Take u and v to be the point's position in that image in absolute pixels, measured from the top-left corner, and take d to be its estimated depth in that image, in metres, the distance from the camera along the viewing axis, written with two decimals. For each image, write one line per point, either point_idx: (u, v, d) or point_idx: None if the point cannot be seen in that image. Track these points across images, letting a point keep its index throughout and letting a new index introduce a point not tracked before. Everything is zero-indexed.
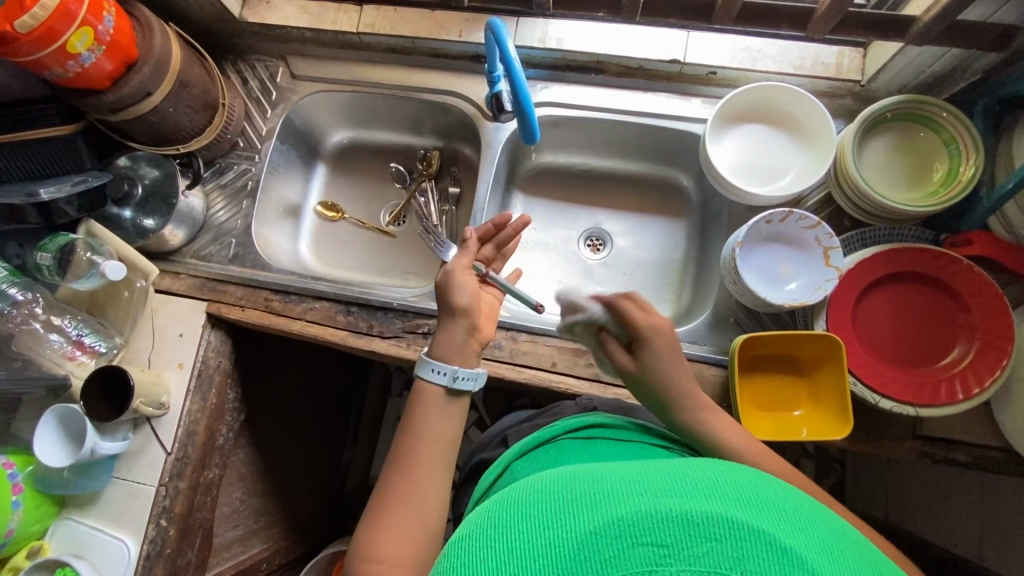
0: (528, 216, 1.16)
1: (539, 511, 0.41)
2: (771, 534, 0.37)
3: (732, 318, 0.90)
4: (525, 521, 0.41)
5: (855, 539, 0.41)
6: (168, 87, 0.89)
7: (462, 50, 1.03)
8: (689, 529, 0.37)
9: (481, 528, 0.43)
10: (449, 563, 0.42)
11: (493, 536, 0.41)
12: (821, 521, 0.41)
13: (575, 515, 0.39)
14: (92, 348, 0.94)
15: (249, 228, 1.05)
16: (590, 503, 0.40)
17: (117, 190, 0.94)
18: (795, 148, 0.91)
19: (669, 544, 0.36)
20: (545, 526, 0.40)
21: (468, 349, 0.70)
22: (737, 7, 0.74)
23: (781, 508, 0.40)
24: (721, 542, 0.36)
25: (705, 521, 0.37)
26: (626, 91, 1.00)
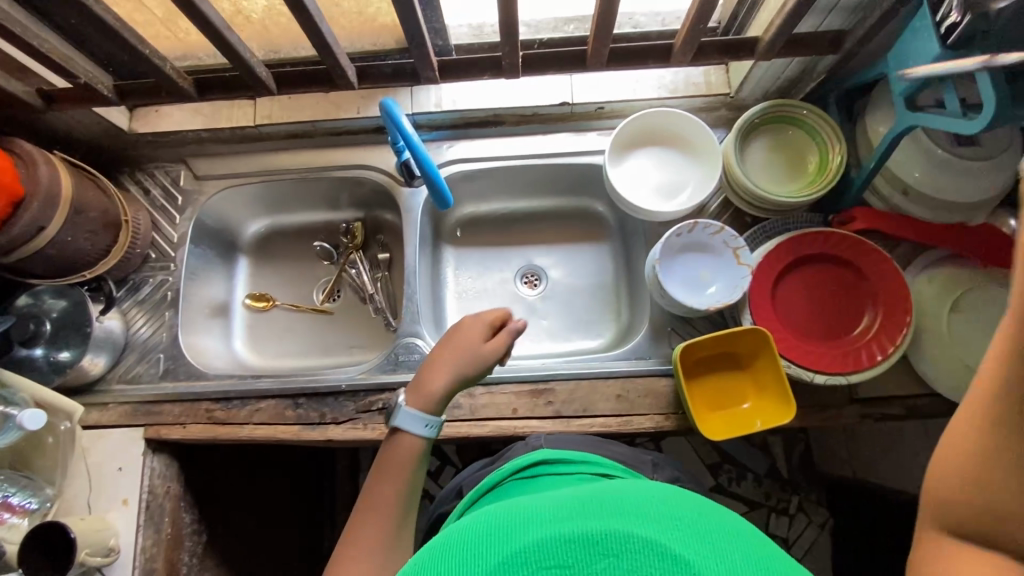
0: (462, 266, 1.19)
1: (452, 547, 0.42)
2: (663, 541, 0.39)
3: (669, 327, 0.95)
4: (437, 558, 0.42)
5: (752, 533, 0.43)
6: (63, 216, 0.85)
7: (363, 125, 1.06)
8: (588, 548, 0.38)
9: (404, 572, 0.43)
10: None
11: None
12: (715, 518, 0.42)
13: (482, 549, 0.41)
14: (23, 507, 0.87)
15: (175, 339, 1.01)
16: (498, 535, 0.41)
17: (22, 332, 0.89)
18: (686, 161, 0.98)
19: (570, 564, 0.38)
20: (456, 561, 0.40)
21: (440, 397, 0.77)
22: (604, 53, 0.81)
23: (678, 513, 0.42)
24: (618, 557, 0.38)
25: (604, 537, 0.39)
26: (527, 137, 1.05)
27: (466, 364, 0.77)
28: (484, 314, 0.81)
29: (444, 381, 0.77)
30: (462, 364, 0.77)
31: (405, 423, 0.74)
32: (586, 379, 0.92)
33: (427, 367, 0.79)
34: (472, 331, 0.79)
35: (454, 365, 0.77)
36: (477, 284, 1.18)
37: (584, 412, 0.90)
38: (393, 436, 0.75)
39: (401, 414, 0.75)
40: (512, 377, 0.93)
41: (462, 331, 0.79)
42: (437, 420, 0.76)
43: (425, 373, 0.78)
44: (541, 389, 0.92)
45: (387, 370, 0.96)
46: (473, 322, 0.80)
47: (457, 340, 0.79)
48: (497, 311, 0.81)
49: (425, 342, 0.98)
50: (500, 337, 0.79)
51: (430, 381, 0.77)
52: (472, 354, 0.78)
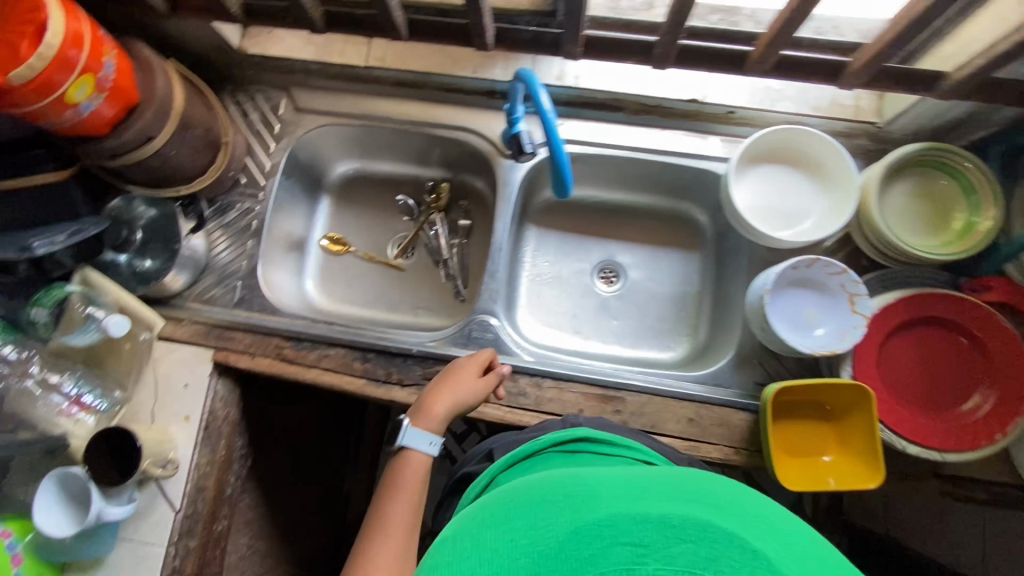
0: (541, 248, 1.16)
1: (520, 513, 0.44)
2: (735, 534, 0.38)
3: (757, 359, 0.92)
4: (509, 522, 0.44)
5: (831, 551, 0.41)
6: (172, 129, 0.84)
7: (477, 86, 1.01)
8: (664, 531, 0.38)
9: (467, 531, 0.46)
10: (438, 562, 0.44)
11: (480, 535, 0.44)
12: (788, 522, 0.42)
13: (554, 515, 0.42)
14: (92, 406, 0.89)
15: (254, 269, 1.01)
16: (569, 505, 0.42)
17: (116, 237, 0.91)
18: (812, 188, 0.91)
19: (647, 544, 0.37)
20: (526, 525, 0.42)
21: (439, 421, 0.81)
22: (768, 60, 0.77)
23: (753, 516, 0.41)
24: (697, 544, 0.37)
25: (681, 523, 0.38)
26: (644, 129, 0.99)
27: (464, 394, 0.82)
28: (476, 354, 0.87)
29: (443, 408, 0.81)
30: (459, 396, 0.82)
31: (414, 440, 0.78)
32: (661, 395, 0.89)
33: (426, 396, 0.83)
34: (466, 366, 0.86)
35: (454, 394, 0.82)
36: (553, 269, 1.15)
37: (651, 428, 0.88)
38: (402, 455, 0.78)
39: (409, 432, 0.78)
40: (584, 377, 0.90)
41: (457, 366, 0.85)
42: (440, 439, 0.80)
43: (426, 397, 0.82)
44: (612, 395, 0.89)
45: (459, 344, 0.94)
46: (468, 359, 0.86)
47: (451, 374, 0.84)
48: (486, 354, 0.87)
49: (500, 323, 0.96)
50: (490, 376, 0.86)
51: (432, 408, 0.81)
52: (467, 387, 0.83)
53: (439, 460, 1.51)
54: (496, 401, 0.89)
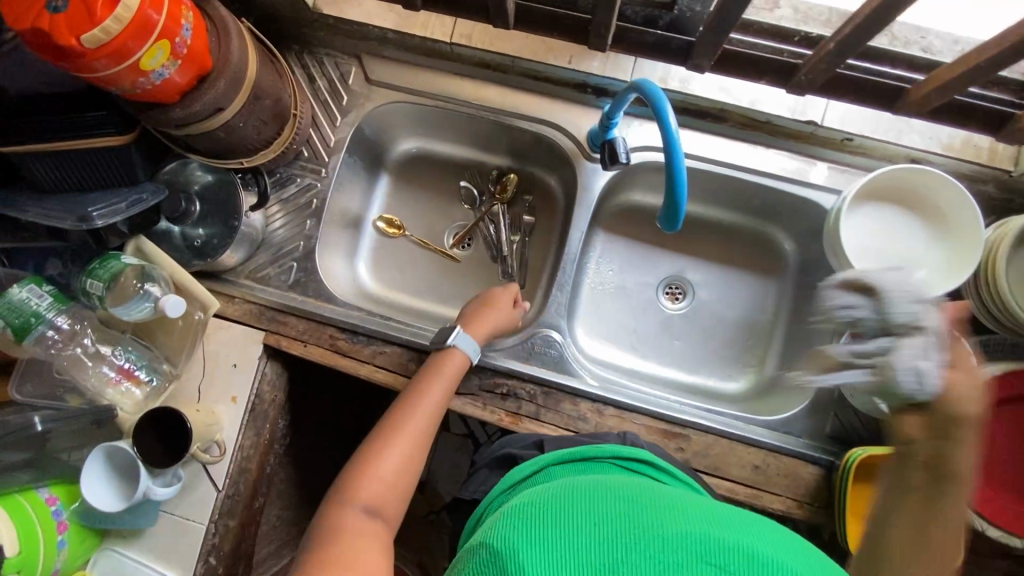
0: (607, 255, 1.09)
1: (607, 504, 0.49)
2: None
3: (833, 410, 0.87)
4: (596, 504, 0.49)
5: None
6: (242, 100, 0.77)
7: (568, 77, 0.92)
8: (748, 561, 0.42)
9: (550, 501, 0.51)
10: (518, 521, 0.48)
11: (568, 512, 0.48)
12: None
13: (642, 517, 0.47)
14: (139, 378, 0.86)
15: (310, 252, 0.96)
16: (656, 512, 0.48)
17: (174, 208, 0.83)
18: (925, 236, 0.83)
19: (728, 566, 0.42)
20: (613, 519, 0.47)
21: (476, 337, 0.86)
22: (931, 103, 0.76)
23: (813, 560, 0.46)
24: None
25: (764, 559, 0.43)
26: (748, 146, 0.90)
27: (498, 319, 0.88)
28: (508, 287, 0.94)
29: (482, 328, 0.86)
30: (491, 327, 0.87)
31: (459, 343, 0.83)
32: (727, 437, 0.85)
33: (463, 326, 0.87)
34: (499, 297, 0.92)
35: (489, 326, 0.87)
36: (616, 279, 1.09)
37: (714, 470, 0.84)
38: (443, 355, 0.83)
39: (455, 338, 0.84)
40: (648, 409, 0.86)
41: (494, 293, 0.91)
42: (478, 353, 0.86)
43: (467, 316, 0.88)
44: (676, 431, 0.85)
45: (520, 358, 0.90)
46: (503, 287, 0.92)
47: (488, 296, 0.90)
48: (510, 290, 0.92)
49: (564, 339, 0.91)
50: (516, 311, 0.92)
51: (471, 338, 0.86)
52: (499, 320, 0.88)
53: None
54: (555, 423, 0.86)
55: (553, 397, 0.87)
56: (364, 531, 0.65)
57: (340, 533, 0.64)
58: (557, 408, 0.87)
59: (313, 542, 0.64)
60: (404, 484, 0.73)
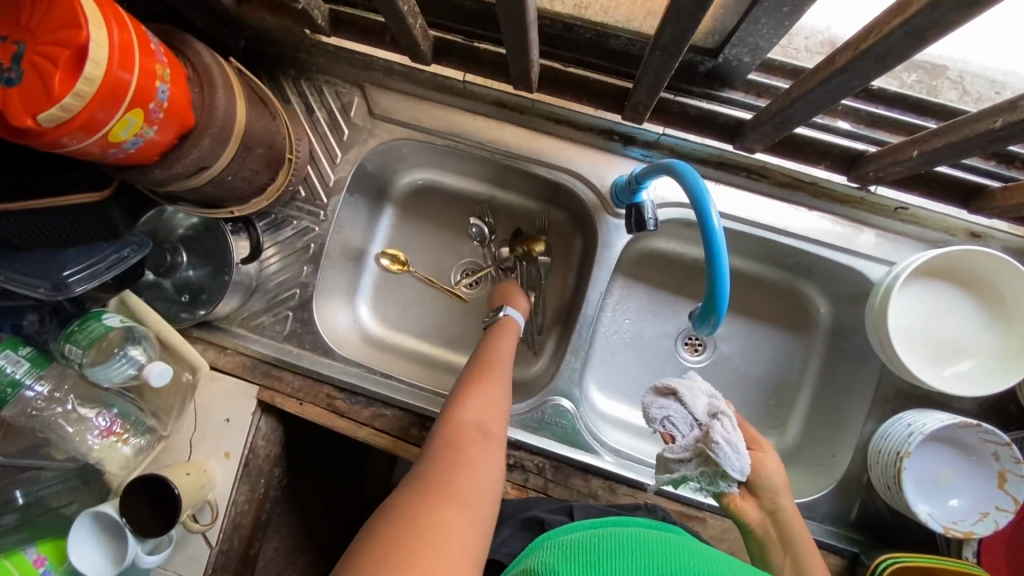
0: (624, 303, 1.02)
1: (647, 552, 0.48)
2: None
3: (859, 494, 0.82)
4: (639, 552, 0.48)
5: None
6: (231, 154, 0.69)
7: (592, 123, 0.82)
8: None
9: (592, 541, 0.50)
10: (559, 554, 0.49)
11: (611, 556, 0.47)
12: None
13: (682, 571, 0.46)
14: (127, 435, 0.82)
15: (308, 301, 0.90)
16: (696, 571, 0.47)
17: (159, 262, 0.78)
18: (979, 323, 0.76)
19: None
20: (654, 566, 0.46)
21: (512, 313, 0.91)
22: None
23: None
24: None
25: None
26: (788, 207, 0.82)
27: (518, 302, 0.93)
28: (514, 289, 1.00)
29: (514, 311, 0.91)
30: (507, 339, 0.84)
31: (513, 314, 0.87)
32: None
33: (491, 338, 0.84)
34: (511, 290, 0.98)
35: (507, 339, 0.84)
36: (633, 329, 1.02)
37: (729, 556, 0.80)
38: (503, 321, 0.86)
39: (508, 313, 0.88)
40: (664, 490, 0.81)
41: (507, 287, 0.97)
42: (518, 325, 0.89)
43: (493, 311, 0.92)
44: (691, 513, 0.81)
45: (528, 427, 0.84)
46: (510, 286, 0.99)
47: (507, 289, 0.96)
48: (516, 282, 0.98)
49: (575, 409, 0.85)
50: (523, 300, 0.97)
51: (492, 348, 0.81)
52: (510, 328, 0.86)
53: None
54: (563, 498, 0.81)
55: (562, 471, 0.82)
56: (477, 441, 0.66)
57: (456, 442, 0.64)
58: (566, 482, 0.82)
59: (432, 452, 0.63)
60: (503, 405, 0.74)
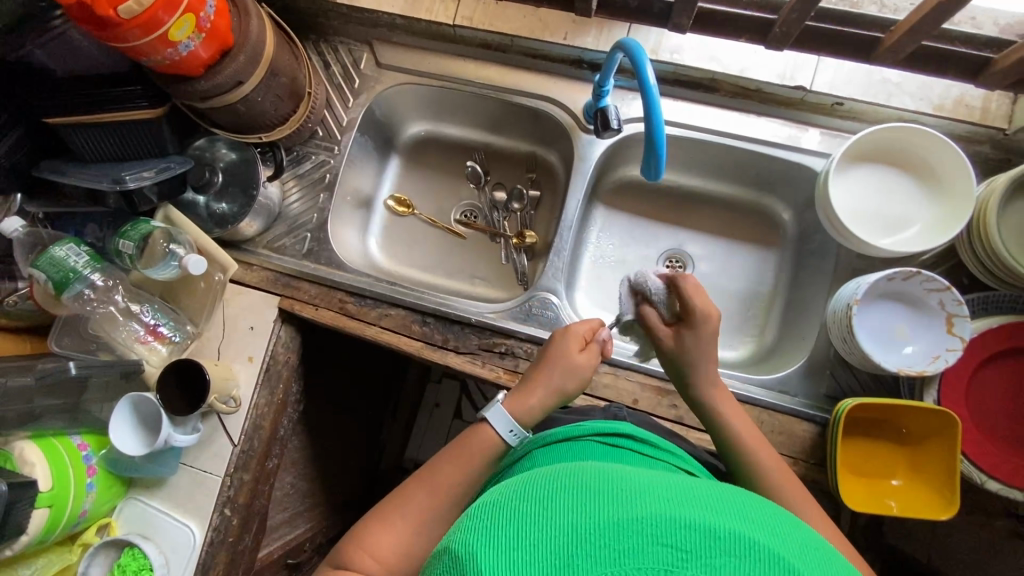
0: (607, 230, 1.12)
1: (555, 496, 0.40)
2: (789, 562, 0.35)
3: (829, 369, 0.87)
4: (549, 500, 0.39)
5: (838, 558, 0.39)
6: (260, 75, 0.84)
7: (564, 54, 0.96)
8: (711, 540, 0.35)
9: (504, 498, 0.41)
10: (466, 524, 0.40)
11: (517, 509, 0.39)
12: (826, 554, 0.38)
13: (597, 506, 0.38)
14: (164, 336, 0.94)
15: (323, 224, 1.02)
16: (616, 496, 0.38)
17: (199, 178, 0.92)
18: (919, 197, 0.84)
19: (688, 549, 0.35)
20: (566, 506, 0.38)
21: (542, 406, 0.73)
22: (916, 59, 0.75)
23: (792, 533, 0.38)
24: (738, 557, 0.34)
25: (725, 536, 0.35)
26: (739, 114, 0.93)
27: (568, 377, 0.75)
28: (577, 328, 0.80)
29: (550, 398, 0.74)
30: (557, 378, 0.75)
31: (495, 421, 0.70)
32: None
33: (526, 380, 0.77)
34: (567, 344, 0.78)
35: (549, 380, 0.74)
36: (617, 253, 1.11)
37: None
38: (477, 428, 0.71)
39: (495, 410, 0.70)
40: (643, 368, 0.88)
41: (565, 353, 0.77)
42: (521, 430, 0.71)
43: (534, 382, 0.75)
44: (669, 389, 0.87)
45: (517, 319, 0.94)
46: (570, 338, 0.78)
47: (554, 357, 0.77)
48: (575, 355, 0.77)
49: (560, 302, 0.95)
50: (592, 352, 0.78)
51: (527, 395, 0.73)
52: (564, 368, 0.75)
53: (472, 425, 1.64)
54: None
55: None
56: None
57: None
58: None
59: None
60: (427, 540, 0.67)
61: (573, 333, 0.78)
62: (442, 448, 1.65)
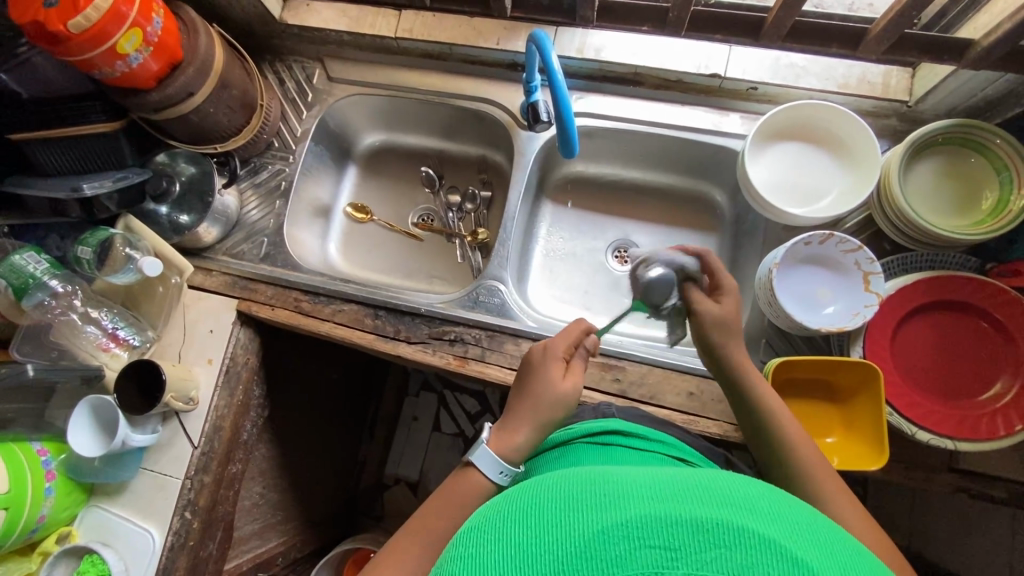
0: (557, 224, 1.15)
1: (539, 512, 0.39)
2: (783, 546, 0.34)
3: (764, 339, 0.88)
4: (533, 517, 0.39)
5: (839, 534, 0.38)
6: (210, 87, 0.91)
7: (499, 58, 1.03)
8: (698, 534, 0.34)
9: (490, 520, 0.41)
10: (453, 553, 0.40)
11: (503, 532, 0.39)
12: (828, 533, 0.37)
13: (581, 514, 0.37)
14: (126, 342, 0.96)
15: (280, 228, 1.07)
16: (599, 501, 0.37)
17: (157, 187, 0.96)
18: (833, 169, 0.89)
19: (677, 547, 0.34)
20: (550, 520, 0.38)
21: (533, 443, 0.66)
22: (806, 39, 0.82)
23: (788, 516, 0.37)
24: (730, 549, 0.33)
25: (714, 527, 0.34)
26: (663, 104, 0.99)
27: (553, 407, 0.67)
28: (556, 342, 0.71)
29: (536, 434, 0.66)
30: (545, 412, 0.66)
31: (481, 463, 0.64)
32: (661, 367, 0.89)
33: (508, 413, 0.68)
34: (549, 369, 0.69)
35: (536, 415, 0.66)
36: (568, 245, 1.14)
37: (650, 399, 0.87)
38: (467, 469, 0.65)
39: (479, 450, 0.64)
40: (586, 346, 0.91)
41: (548, 380, 0.68)
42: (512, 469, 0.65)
43: (516, 417, 0.67)
44: (612, 365, 0.89)
45: (465, 307, 0.97)
46: (551, 363, 0.69)
47: (535, 386, 0.68)
48: (561, 380, 0.68)
49: (507, 290, 0.99)
50: (574, 373, 0.70)
51: (514, 429, 0.66)
52: (548, 397, 0.67)
53: (449, 436, 1.64)
54: (499, 362, 0.91)
55: (497, 339, 0.94)
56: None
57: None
58: (501, 350, 0.93)
59: None
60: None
61: (554, 354, 0.70)
62: (421, 461, 1.63)
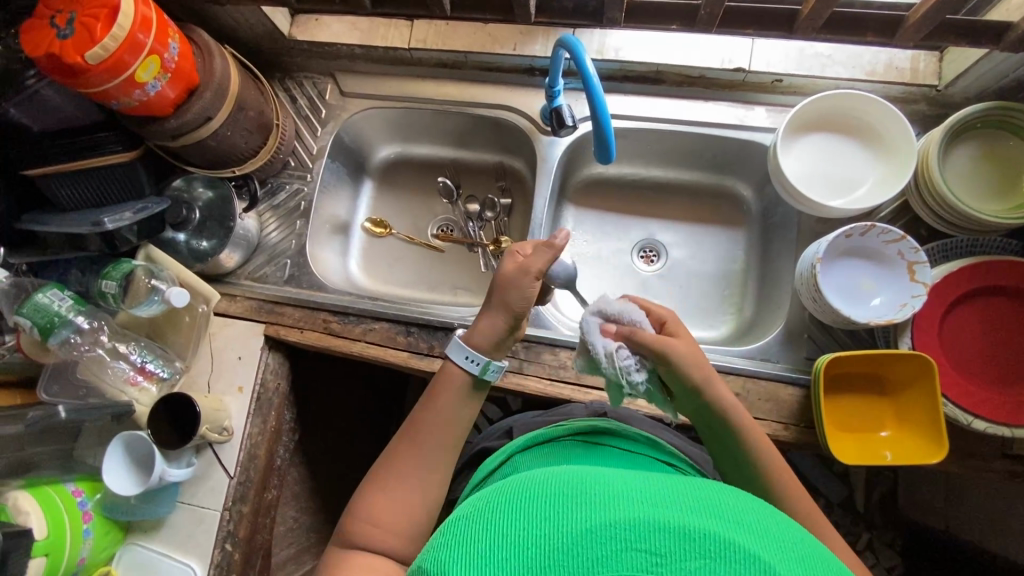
0: (580, 227, 1.14)
1: (529, 506, 0.39)
2: (768, 563, 0.34)
3: (806, 334, 0.87)
4: (524, 509, 0.39)
5: (822, 554, 0.38)
6: (227, 111, 0.89)
7: (515, 63, 1.02)
8: (685, 541, 0.34)
9: (481, 510, 0.41)
10: (443, 536, 0.41)
11: (495, 521, 0.39)
12: (815, 554, 0.37)
13: (570, 513, 0.37)
14: (155, 375, 0.94)
15: (302, 249, 1.05)
16: (590, 502, 0.38)
17: (176, 216, 0.95)
18: (866, 158, 0.88)
19: (663, 553, 0.34)
20: (539, 515, 0.38)
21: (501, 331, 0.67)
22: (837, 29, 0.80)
23: (775, 534, 0.37)
24: (713, 560, 0.34)
25: (702, 537, 0.35)
26: (686, 102, 0.97)
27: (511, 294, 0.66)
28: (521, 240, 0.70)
29: (501, 320, 0.67)
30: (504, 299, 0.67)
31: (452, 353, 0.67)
32: None
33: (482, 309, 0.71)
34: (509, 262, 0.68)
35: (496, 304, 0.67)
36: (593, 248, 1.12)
37: None
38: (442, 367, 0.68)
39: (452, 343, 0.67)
40: None
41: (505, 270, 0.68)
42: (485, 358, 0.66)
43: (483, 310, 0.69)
44: None
45: None
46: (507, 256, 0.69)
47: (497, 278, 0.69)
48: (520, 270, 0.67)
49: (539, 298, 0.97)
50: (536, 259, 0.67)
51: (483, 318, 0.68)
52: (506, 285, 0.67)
53: None
54: (538, 373, 0.90)
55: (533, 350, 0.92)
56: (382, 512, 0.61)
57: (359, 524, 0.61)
58: (538, 360, 0.91)
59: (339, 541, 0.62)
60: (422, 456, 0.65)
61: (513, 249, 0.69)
62: None
